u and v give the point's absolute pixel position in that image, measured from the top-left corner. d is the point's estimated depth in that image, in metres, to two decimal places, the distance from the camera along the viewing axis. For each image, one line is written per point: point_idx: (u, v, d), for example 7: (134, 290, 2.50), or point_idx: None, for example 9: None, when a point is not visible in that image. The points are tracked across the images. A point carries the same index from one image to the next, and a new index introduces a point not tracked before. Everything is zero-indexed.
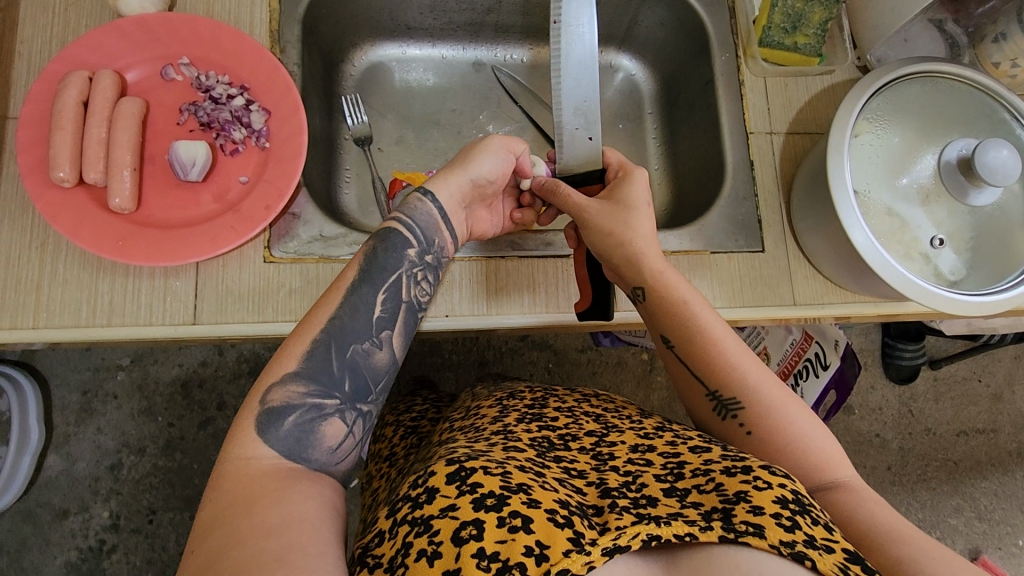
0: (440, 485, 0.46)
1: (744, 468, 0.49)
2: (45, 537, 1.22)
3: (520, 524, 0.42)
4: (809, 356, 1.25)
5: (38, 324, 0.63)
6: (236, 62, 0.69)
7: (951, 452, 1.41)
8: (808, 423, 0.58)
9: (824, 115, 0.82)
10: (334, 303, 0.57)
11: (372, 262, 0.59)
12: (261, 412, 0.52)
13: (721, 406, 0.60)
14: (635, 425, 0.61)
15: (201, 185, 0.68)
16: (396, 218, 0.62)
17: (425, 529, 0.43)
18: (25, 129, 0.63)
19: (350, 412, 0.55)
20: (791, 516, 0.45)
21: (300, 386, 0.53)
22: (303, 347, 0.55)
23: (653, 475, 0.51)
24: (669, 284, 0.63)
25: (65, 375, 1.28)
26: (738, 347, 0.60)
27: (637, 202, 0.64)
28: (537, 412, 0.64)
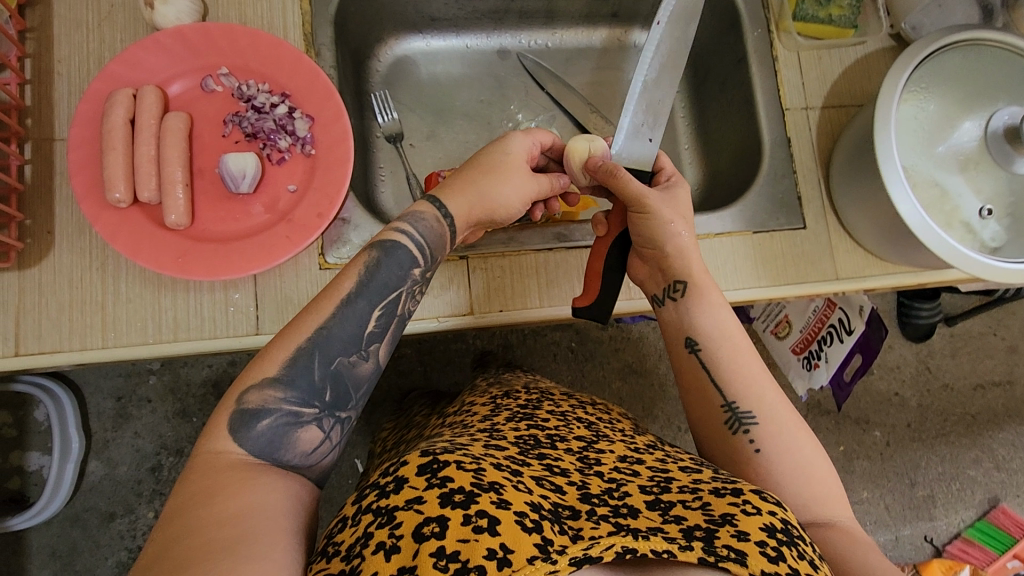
0: (409, 476, 0.46)
1: (733, 490, 0.51)
2: (94, 540, 1.25)
3: (486, 525, 0.43)
4: (832, 322, 1.21)
5: (106, 344, 0.64)
6: (276, 69, 0.69)
7: (969, 406, 1.44)
8: (812, 456, 0.59)
9: (858, 87, 0.82)
10: (325, 313, 0.53)
11: (373, 277, 0.55)
12: (236, 412, 0.49)
13: (735, 419, 0.60)
14: (625, 439, 0.64)
15: (252, 196, 0.68)
16: (402, 229, 0.58)
17: (387, 520, 0.44)
18: (76, 150, 0.63)
19: (328, 419, 0.52)
20: (777, 547, 0.46)
21: (279, 391, 0.51)
22: (286, 351, 0.52)
23: (638, 485, 0.53)
24: (709, 285, 0.64)
25: (98, 383, 1.29)
26: (755, 363, 0.62)
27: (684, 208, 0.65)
28: (529, 413, 0.67)
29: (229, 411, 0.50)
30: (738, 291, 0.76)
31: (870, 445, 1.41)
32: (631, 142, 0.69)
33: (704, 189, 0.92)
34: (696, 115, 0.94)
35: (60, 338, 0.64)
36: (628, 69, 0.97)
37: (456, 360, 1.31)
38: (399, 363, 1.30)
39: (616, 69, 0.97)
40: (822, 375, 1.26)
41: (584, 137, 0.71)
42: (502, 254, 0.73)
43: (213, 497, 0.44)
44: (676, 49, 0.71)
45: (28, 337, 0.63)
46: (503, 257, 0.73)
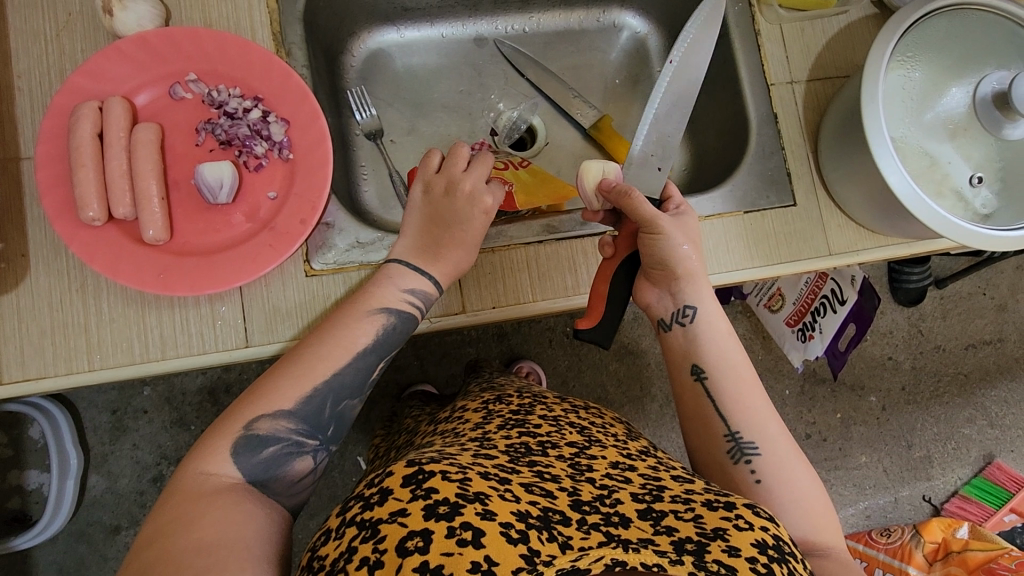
0: (395, 487, 0.47)
1: (727, 504, 0.51)
2: (102, 554, 1.25)
3: (470, 537, 0.44)
4: (825, 292, 1.21)
5: (94, 366, 0.63)
6: (246, 72, 0.66)
7: (961, 365, 1.46)
8: (810, 484, 0.59)
9: (842, 57, 0.81)
10: (340, 361, 0.58)
11: (383, 330, 0.61)
12: (243, 436, 0.53)
13: (737, 448, 0.59)
14: (618, 444, 0.64)
15: (231, 206, 0.67)
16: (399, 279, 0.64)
17: (371, 534, 0.45)
18: (44, 170, 0.61)
19: (323, 454, 0.57)
20: (768, 563, 0.46)
21: (289, 422, 0.55)
22: (301, 389, 0.56)
23: (629, 493, 0.54)
24: (715, 315, 0.64)
25: (91, 398, 1.28)
26: (760, 397, 0.61)
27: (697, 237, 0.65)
28: (520, 418, 0.67)
29: (230, 434, 0.53)
30: (731, 273, 0.76)
31: (867, 411, 1.43)
32: (641, 173, 0.70)
33: (691, 169, 0.91)
34: None
35: (46, 363, 0.62)
36: (608, 50, 0.95)
37: (452, 353, 1.30)
38: (394, 359, 1.29)
39: (596, 51, 0.95)
40: (817, 345, 1.27)
41: (596, 162, 0.70)
42: (492, 250, 0.72)
43: (194, 524, 0.45)
44: (688, 89, 0.74)
45: (12, 364, 0.62)
46: (492, 254, 0.72)
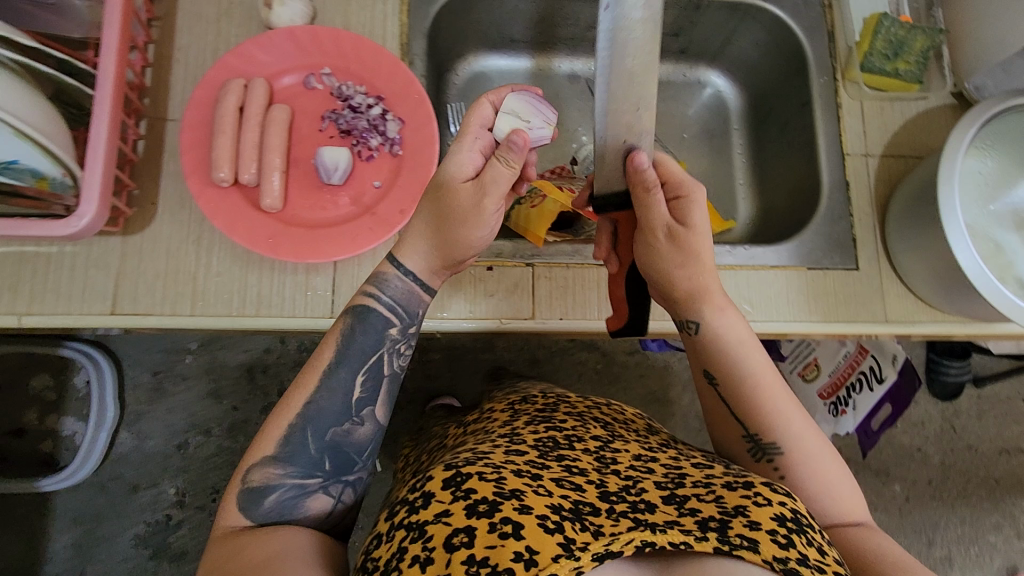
0: (436, 491, 0.51)
1: (746, 484, 0.53)
2: (118, 509, 1.26)
3: (511, 530, 0.46)
4: (863, 369, 1.23)
5: (194, 312, 0.68)
6: (374, 73, 0.74)
7: (993, 469, 1.43)
8: (839, 473, 0.60)
9: (918, 139, 0.85)
10: (311, 386, 0.59)
11: (350, 345, 0.60)
12: (244, 491, 0.56)
13: (759, 448, 0.61)
14: (641, 439, 0.67)
15: (340, 187, 0.73)
16: (372, 295, 0.62)
17: (420, 534, 0.48)
18: (188, 132, 0.68)
19: (334, 485, 0.59)
20: (787, 534, 0.48)
21: (279, 468, 0.56)
22: (281, 429, 0.57)
23: (653, 483, 0.56)
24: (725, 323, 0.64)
25: (138, 356, 1.31)
26: (783, 393, 0.62)
27: (703, 231, 0.64)
28: (547, 415, 0.70)
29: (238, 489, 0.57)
30: (790, 323, 0.79)
31: (890, 499, 1.40)
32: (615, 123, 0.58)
33: (755, 223, 0.96)
34: (753, 152, 0.99)
35: (154, 302, 0.68)
36: (690, 104, 1.02)
37: (485, 370, 1.33)
38: (427, 368, 1.33)
39: (678, 103, 1.02)
40: (848, 423, 1.26)
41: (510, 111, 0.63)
42: (567, 266, 0.77)
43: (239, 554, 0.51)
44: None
45: (124, 299, 0.68)
46: (568, 269, 0.76)
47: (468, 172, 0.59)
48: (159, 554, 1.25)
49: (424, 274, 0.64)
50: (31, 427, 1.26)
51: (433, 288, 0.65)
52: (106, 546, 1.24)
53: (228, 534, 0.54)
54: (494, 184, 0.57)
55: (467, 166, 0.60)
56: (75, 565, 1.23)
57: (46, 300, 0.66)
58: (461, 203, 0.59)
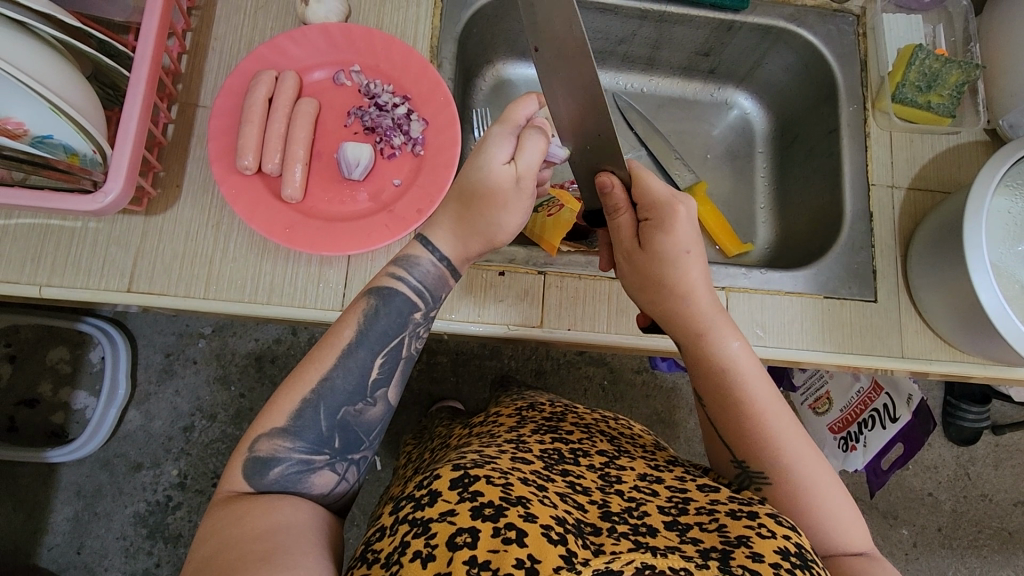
0: (443, 491, 0.50)
1: (750, 514, 0.52)
2: (118, 486, 1.27)
3: (514, 537, 0.45)
4: (877, 406, 1.20)
5: (207, 294, 0.69)
6: (403, 73, 0.75)
7: (1007, 521, 1.38)
8: (837, 506, 0.58)
9: (946, 174, 0.83)
10: (327, 362, 0.58)
11: (373, 325, 0.60)
12: (250, 460, 0.55)
13: (746, 475, 0.60)
14: (646, 456, 0.66)
15: (360, 183, 0.74)
16: (399, 276, 0.62)
17: (423, 530, 0.47)
18: (217, 118, 0.70)
19: (341, 463, 0.59)
20: (791, 568, 0.47)
21: (287, 440, 0.56)
22: (292, 403, 0.57)
23: (657, 505, 0.55)
24: (714, 347, 0.63)
25: (151, 336, 1.32)
26: (778, 420, 0.60)
27: (676, 254, 0.62)
28: (553, 425, 0.70)
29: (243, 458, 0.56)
30: (802, 351, 0.77)
31: (896, 543, 1.36)
32: None
33: (774, 248, 0.95)
34: (776, 177, 0.98)
35: (169, 282, 0.69)
36: (716, 124, 1.02)
37: (489, 378, 1.33)
38: (433, 371, 1.33)
39: (703, 122, 1.02)
40: (857, 459, 1.23)
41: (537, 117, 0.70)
42: (579, 276, 0.76)
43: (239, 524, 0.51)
44: None
45: (141, 277, 0.69)
46: (580, 280, 0.76)
47: (505, 155, 0.59)
48: (155, 534, 1.26)
49: (455, 258, 0.64)
50: (43, 398, 1.29)
51: (458, 272, 0.66)
52: (103, 522, 1.26)
53: (229, 498, 0.54)
54: (533, 151, 0.59)
55: (502, 150, 0.59)
56: (73, 538, 1.25)
57: (66, 273, 0.68)
58: (503, 189, 0.59)
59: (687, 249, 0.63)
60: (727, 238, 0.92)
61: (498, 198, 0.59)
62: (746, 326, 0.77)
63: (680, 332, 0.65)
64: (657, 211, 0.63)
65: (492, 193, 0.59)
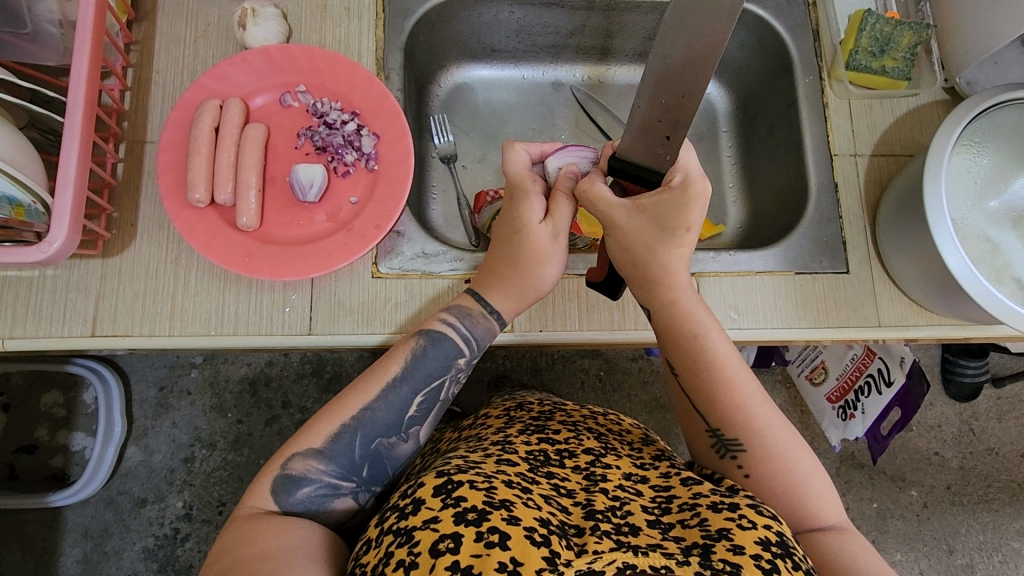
0: (427, 497, 0.48)
1: (731, 505, 0.50)
2: (125, 524, 1.26)
3: (497, 540, 0.44)
4: (871, 371, 1.17)
5: (173, 332, 0.69)
6: (349, 90, 0.74)
7: (1015, 473, 1.37)
8: (810, 471, 0.59)
9: (908, 137, 0.83)
10: (372, 394, 0.63)
11: (421, 364, 0.65)
12: (280, 477, 0.59)
13: (721, 444, 0.60)
14: (633, 453, 0.62)
15: (316, 205, 0.73)
16: (448, 320, 0.67)
17: (406, 539, 0.45)
18: (164, 153, 0.69)
19: (363, 493, 0.62)
20: (771, 559, 0.46)
21: (320, 463, 0.60)
22: (331, 426, 0.61)
23: (641, 505, 0.52)
24: (686, 314, 0.63)
25: (144, 371, 1.31)
26: (749, 385, 0.62)
27: (676, 228, 0.61)
28: (540, 425, 0.65)
29: (270, 475, 0.59)
30: (778, 330, 0.77)
31: (906, 505, 1.35)
32: None
33: (746, 227, 0.94)
34: (743, 155, 0.97)
35: (133, 323, 0.69)
36: None
37: (486, 380, 1.31)
38: None
39: None
40: (857, 426, 1.22)
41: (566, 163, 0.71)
42: None
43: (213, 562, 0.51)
44: None
45: (104, 320, 0.68)
46: None
47: (539, 215, 0.65)
48: (166, 567, 1.25)
49: (505, 312, 0.69)
50: (41, 443, 1.28)
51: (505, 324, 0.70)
52: (114, 560, 1.25)
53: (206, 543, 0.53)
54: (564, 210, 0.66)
55: (536, 208, 0.65)
56: None
57: (28, 323, 0.67)
58: (541, 245, 0.66)
59: (691, 229, 0.62)
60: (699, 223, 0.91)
61: (539, 255, 0.66)
62: (720, 310, 0.77)
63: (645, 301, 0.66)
64: (680, 181, 0.60)
65: (534, 252, 0.66)
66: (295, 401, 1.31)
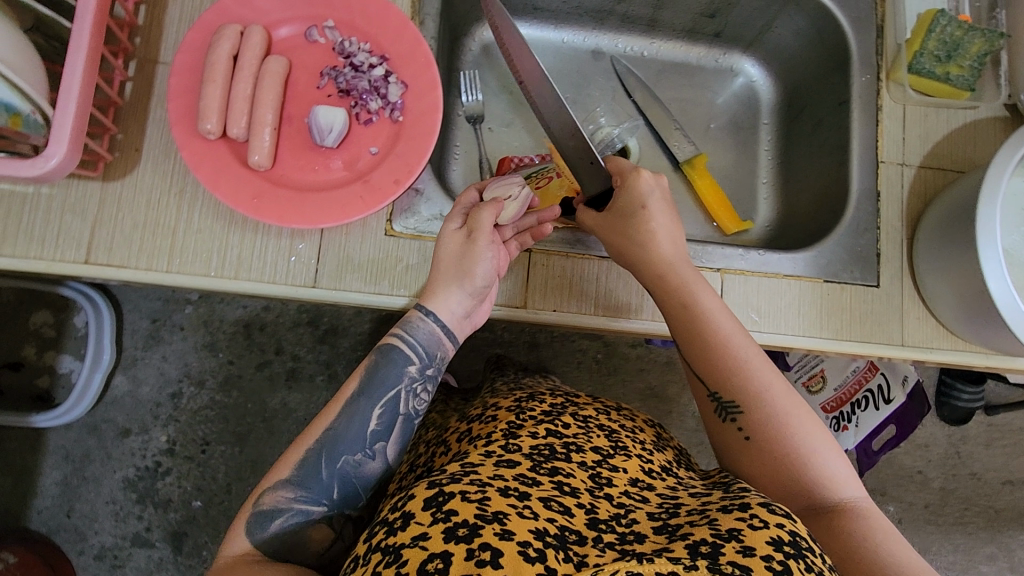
0: (416, 511, 0.45)
1: (742, 506, 0.48)
2: (107, 452, 1.25)
3: (489, 558, 0.40)
4: (871, 387, 1.16)
5: (170, 268, 0.66)
6: (380, 31, 0.69)
7: (995, 500, 1.38)
8: (819, 442, 0.56)
9: (959, 152, 0.79)
10: (332, 414, 0.60)
11: (372, 376, 0.61)
12: (253, 514, 0.56)
13: (722, 409, 0.59)
14: (643, 454, 0.60)
15: (334, 151, 0.69)
16: (397, 333, 0.63)
17: (394, 559, 0.42)
18: (176, 77, 0.64)
19: (339, 517, 0.58)
20: (782, 561, 0.43)
21: (289, 491, 0.57)
22: (298, 454, 0.58)
23: (646, 512, 0.50)
24: (681, 284, 0.63)
25: (137, 302, 1.28)
26: (748, 350, 0.60)
27: (633, 207, 0.65)
28: (551, 416, 0.62)
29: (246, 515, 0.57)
30: (798, 337, 0.74)
31: None
32: None
33: (775, 226, 0.90)
34: (781, 151, 0.93)
35: (129, 255, 0.65)
36: (720, 92, 0.96)
37: (482, 350, 1.29)
38: None
39: (706, 90, 0.96)
40: (846, 440, 1.17)
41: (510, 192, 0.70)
42: (566, 256, 0.72)
43: None
44: None
45: (99, 248, 0.65)
46: (568, 259, 0.72)
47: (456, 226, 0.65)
48: (144, 499, 1.25)
49: (451, 322, 0.64)
50: (28, 362, 1.25)
51: (455, 336, 0.65)
52: (93, 486, 1.24)
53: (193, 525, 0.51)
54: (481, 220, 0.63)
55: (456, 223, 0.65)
56: (63, 502, 1.24)
57: (19, 242, 0.64)
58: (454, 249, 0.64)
59: (648, 205, 0.64)
60: (726, 215, 0.87)
61: (450, 260, 0.64)
62: (740, 310, 0.74)
63: (650, 279, 0.65)
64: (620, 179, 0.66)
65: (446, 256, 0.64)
66: (288, 349, 1.29)
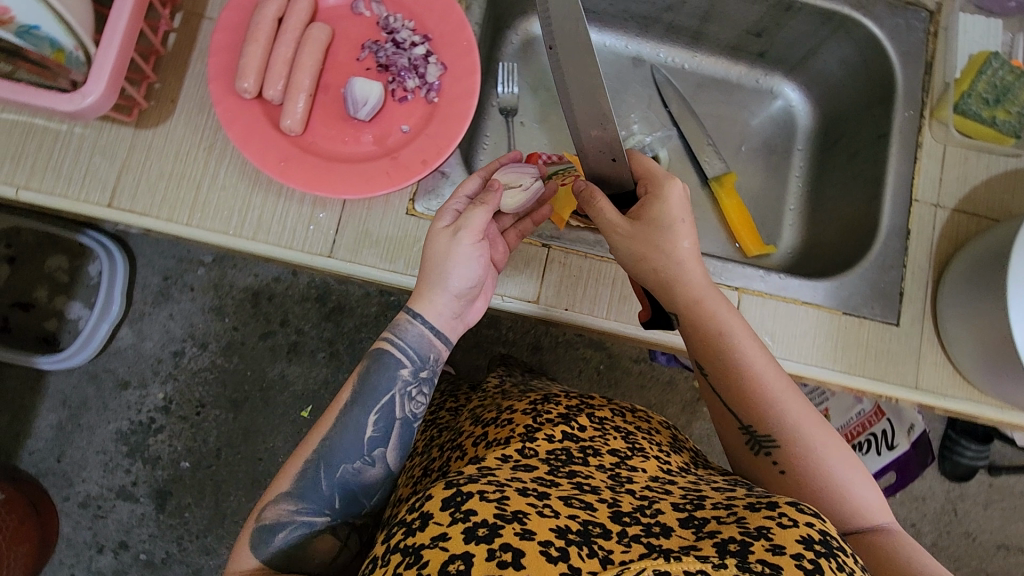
0: (435, 511, 0.44)
1: (770, 504, 0.45)
2: (104, 402, 1.26)
3: (510, 559, 0.40)
4: (875, 431, 1.12)
5: (190, 222, 0.66)
6: (426, 11, 0.69)
7: (986, 562, 1.34)
8: (851, 474, 0.56)
9: (996, 199, 0.77)
10: (329, 423, 0.60)
11: (366, 382, 0.61)
12: (255, 529, 0.57)
13: (755, 441, 0.58)
14: (661, 456, 0.59)
15: (366, 124, 0.69)
16: (387, 337, 0.62)
17: (415, 560, 0.41)
18: (219, 34, 0.64)
19: (342, 526, 0.59)
20: (815, 559, 0.41)
21: (290, 504, 0.57)
22: (297, 466, 0.59)
23: (670, 503, 0.49)
24: (710, 312, 0.61)
25: (152, 257, 1.29)
26: (779, 381, 0.59)
27: (669, 219, 0.61)
28: (568, 412, 0.61)
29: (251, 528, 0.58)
30: (809, 367, 0.73)
31: None
32: None
33: (798, 254, 0.89)
34: (812, 179, 0.91)
35: (152, 203, 0.65)
36: (757, 113, 0.95)
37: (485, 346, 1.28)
38: None
39: (743, 109, 0.95)
40: None
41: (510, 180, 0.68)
42: (584, 256, 0.72)
43: None
44: None
45: (122, 193, 0.65)
46: (585, 260, 0.71)
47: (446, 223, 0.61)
48: (134, 453, 1.25)
49: (443, 327, 0.63)
50: (38, 303, 1.27)
51: (449, 339, 0.64)
52: (86, 434, 1.25)
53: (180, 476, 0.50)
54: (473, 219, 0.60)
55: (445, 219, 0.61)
56: (55, 446, 1.25)
57: (46, 179, 0.64)
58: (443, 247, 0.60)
59: (682, 219, 0.61)
60: (749, 237, 0.86)
61: (439, 261, 0.60)
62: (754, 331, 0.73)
63: (680, 306, 0.62)
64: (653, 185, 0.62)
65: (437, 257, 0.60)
66: (293, 322, 1.29)
